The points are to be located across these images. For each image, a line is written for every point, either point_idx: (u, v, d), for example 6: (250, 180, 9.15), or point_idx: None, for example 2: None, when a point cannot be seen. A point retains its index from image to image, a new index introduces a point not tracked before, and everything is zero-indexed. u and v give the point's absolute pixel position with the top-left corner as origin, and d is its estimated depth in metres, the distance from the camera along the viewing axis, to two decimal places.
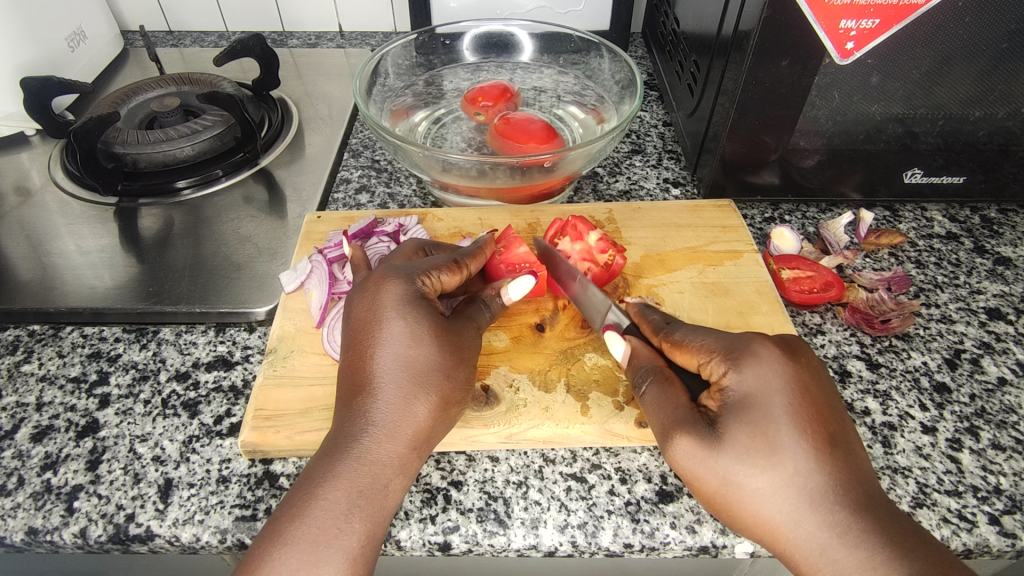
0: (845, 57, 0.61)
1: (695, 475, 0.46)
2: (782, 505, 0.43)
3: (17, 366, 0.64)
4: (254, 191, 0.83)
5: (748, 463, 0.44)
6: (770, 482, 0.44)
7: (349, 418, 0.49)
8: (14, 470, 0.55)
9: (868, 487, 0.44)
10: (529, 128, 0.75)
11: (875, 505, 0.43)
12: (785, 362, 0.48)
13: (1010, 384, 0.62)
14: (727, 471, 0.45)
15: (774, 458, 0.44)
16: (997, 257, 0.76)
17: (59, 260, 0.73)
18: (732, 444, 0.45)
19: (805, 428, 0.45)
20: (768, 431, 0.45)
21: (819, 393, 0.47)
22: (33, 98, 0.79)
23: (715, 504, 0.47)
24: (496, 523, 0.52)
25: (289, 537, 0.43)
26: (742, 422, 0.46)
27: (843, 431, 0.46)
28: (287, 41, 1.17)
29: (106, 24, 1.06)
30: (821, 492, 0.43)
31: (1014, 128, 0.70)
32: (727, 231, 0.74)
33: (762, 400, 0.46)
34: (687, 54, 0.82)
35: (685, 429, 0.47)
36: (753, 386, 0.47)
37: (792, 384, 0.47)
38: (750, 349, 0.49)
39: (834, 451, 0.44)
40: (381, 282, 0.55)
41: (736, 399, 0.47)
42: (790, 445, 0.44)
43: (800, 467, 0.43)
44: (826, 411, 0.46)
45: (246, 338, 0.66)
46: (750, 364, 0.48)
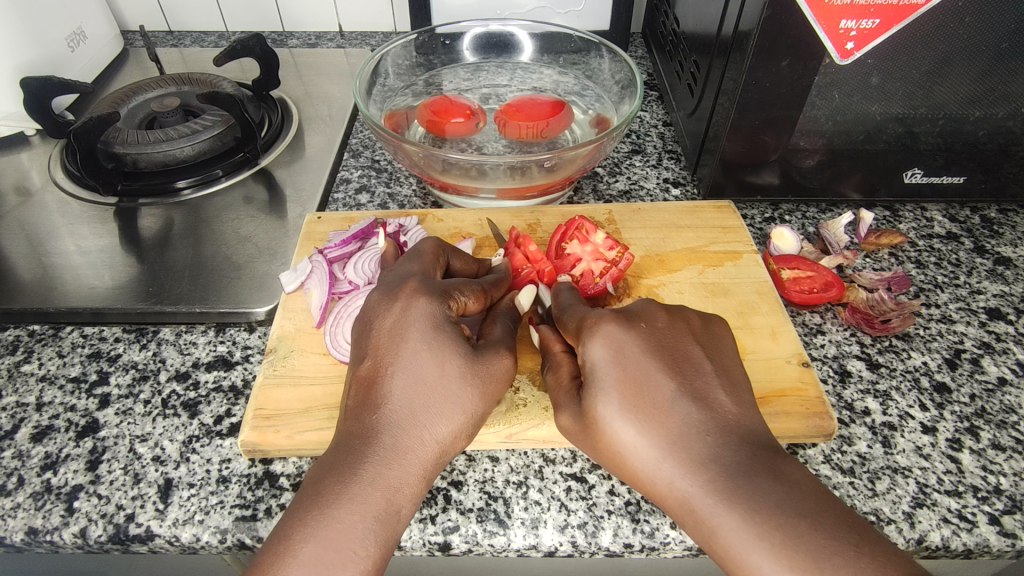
0: (845, 57, 0.61)
1: (577, 435, 0.49)
2: (648, 456, 0.45)
3: (17, 366, 0.64)
4: (255, 191, 0.83)
5: (618, 415, 0.46)
6: (632, 431, 0.46)
7: (359, 433, 0.49)
8: (14, 470, 0.55)
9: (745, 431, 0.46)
10: (537, 99, 0.81)
11: (749, 449, 0.44)
12: (632, 325, 0.50)
13: (1010, 384, 0.62)
14: (602, 425, 0.47)
15: (645, 406, 0.46)
16: (997, 257, 0.76)
17: (59, 260, 0.73)
18: (603, 403, 0.47)
19: (670, 380, 0.47)
20: (639, 386, 0.47)
21: (668, 348, 0.49)
22: (33, 98, 0.79)
23: (602, 461, 0.49)
24: (496, 523, 0.52)
25: (300, 556, 0.43)
26: (604, 382, 0.48)
27: (705, 379, 0.48)
28: (287, 41, 1.17)
29: (106, 24, 1.06)
30: (691, 439, 0.45)
31: (1014, 128, 0.70)
32: (727, 231, 0.74)
33: (619, 361, 0.48)
34: (687, 54, 0.82)
35: (563, 404, 0.51)
36: (603, 350, 0.49)
37: (641, 342, 0.49)
38: (593, 323, 0.51)
39: (695, 396, 0.46)
40: (409, 295, 0.54)
41: (593, 365, 0.49)
42: (657, 397, 0.46)
43: (669, 419, 0.45)
44: (683, 364, 0.48)
45: (246, 338, 0.66)
46: (596, 331, 0.50)
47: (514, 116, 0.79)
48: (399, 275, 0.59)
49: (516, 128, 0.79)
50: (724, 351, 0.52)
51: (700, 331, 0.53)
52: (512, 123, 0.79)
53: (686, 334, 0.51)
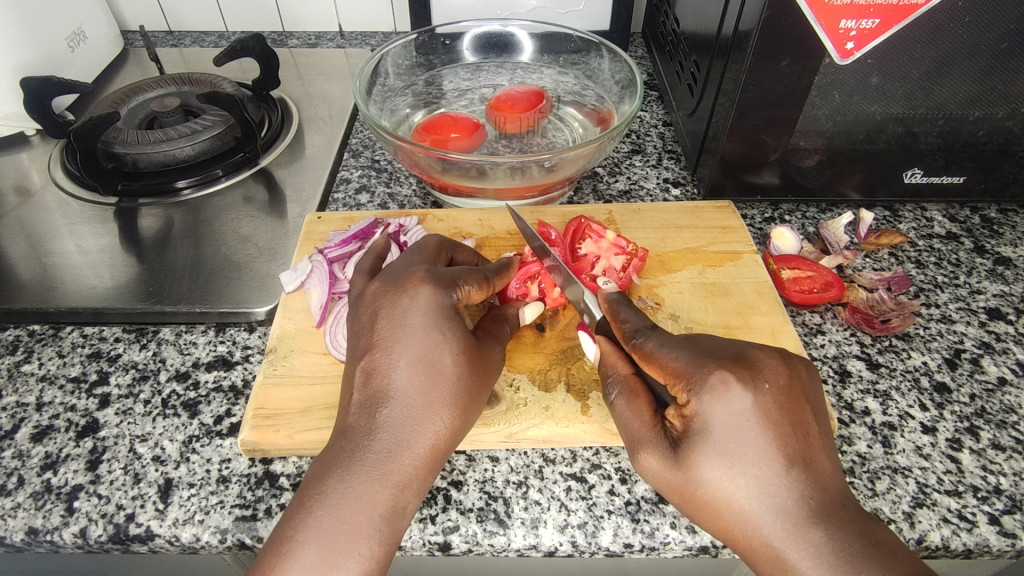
0: (845, 57, 0.61)
1: (668, 484, 0.46)
2: (748, 519, 0.42)
3: (17, 366, 0.64)
4: (254, 191, 0.83)
5: (721, 478, 0.43)
6: (730, 495, 0.42)
7: (360, 428, 0.48)
8: (14, 470, 0.55)
9: (839, 494, 0.42)
10: (517, 89, 0.84)
11: (846, 517, 0.41)
12: (755, 384, 0.44)
13: (1010, 384, 0.62)
14: (696, 485, 0.44)
15: (742, 474, 0.42)
16: (997, 256, 0.76)
17: (59, 260, 0.73)
18: (699, 461, 0.43)
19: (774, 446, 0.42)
20: (740, 449, 0.42)
21: (789, 407, 0.43)
22: (33, 97, 0.79)
23: (692, 513, 0.46)
24: (496, 523, 0.52)
25: (297, 562, 0.41)
26: (706, 444, 0.43)
27: (812, 441, 0.43)
28: (287, 41, 1.17)
29: (106, 24, 1.06)
30: (790, 504, 0.41)
31: (1014, 128, 0.70)
32: (727, 231, 0.74)
33: (729, 427, 0.43)
34: (687, 54, 0.82)
35: (648, 445, 0.47)
36: (715, 409, 0.43)
37: (763, 405, 0.43)
38: (706, 373, 0.45)
39: (794, 460, 0.42)
40: (414, 284, 0.54)
41: (703, 421, 0.44)
42: (758, 461, 0.42)
43: (769, 482, 0.42)
44: (800, 426, 0.43)
45: (246, 338, 0.66)
46: (713, 386, 0.44)
47: (512, 110, 0.81)
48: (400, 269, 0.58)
49: (517, 119, 0.82)
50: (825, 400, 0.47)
51: (809, 385, 0.47)
52: (513, 116, 0.81)
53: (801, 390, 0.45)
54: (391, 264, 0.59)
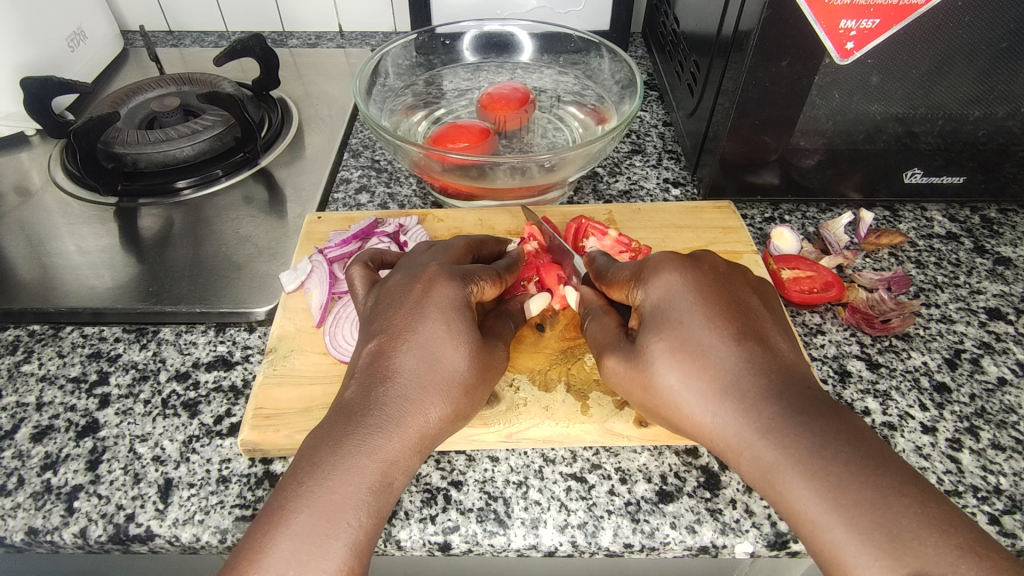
0: (845, 57, 0.61)
1: (627, 381, 0.52)
2: (701, 398, 0.47)
3: (17, 366, 0.64)
4: (254, 191, 0.83)
5: (670, 359, 0.49)
6: (690, 378, 0.48)
7: (358, 405, 0.49)
8: (14, 470, 0.55)
9: (789, 373, 0.47)
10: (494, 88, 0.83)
11: (799, 391, 0.46)
12: (694, 271, 0.52)
13: (1010, 384, 0.62)
14: (651, 372, 0.49)
15: (694, 357, 0.48)
16: (997, 257, 0.76)
17: (59, 260, 0.73)
18: (654, 343, 0.50)
19: (722, 323, 0.49)
20: (693, 334, 0.49)
21: (727, 291, 0.52)
22: (33, 97, 0.79)
23: (655, 412, 0.51)
24: (496, 523, 0.52)
25: (289, 527, 0.42)
26: (657, 325, 0.50)
27: (760, 327, 0.50)
28: (287, 41, 1.17)
29: (106, 24, 1.06)
30: (739, 379, 0.47)
31: (1014, 128, 0.70)
32: (727, 231, 0.74)
33: (672, 305, 0.51)
34: (688, 54, 0.82)
35: (613, 349, 0.54)
36: (659, 291, 0.52)
37: (701, 284, 0.52)
38: (650, 266, 0.54)
39: (747, 340, 0.48)
40: (430, 278, 0.55)
41: (649, 305, 0.52)
42: (710, 340, 0.48)
43: (719, 362, 0.47)
44: (740, 311, 0.50)
45: (246, 339, 0.66)
46: (655, 275, 0.53)
47: (506, 108, 0.80)
48: (416, 263, 0.59)
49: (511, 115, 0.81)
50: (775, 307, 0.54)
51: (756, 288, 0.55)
52: (512, 112, 0.80)
53: (741, 283, 0.54)
54: (410, 260, 0.60)
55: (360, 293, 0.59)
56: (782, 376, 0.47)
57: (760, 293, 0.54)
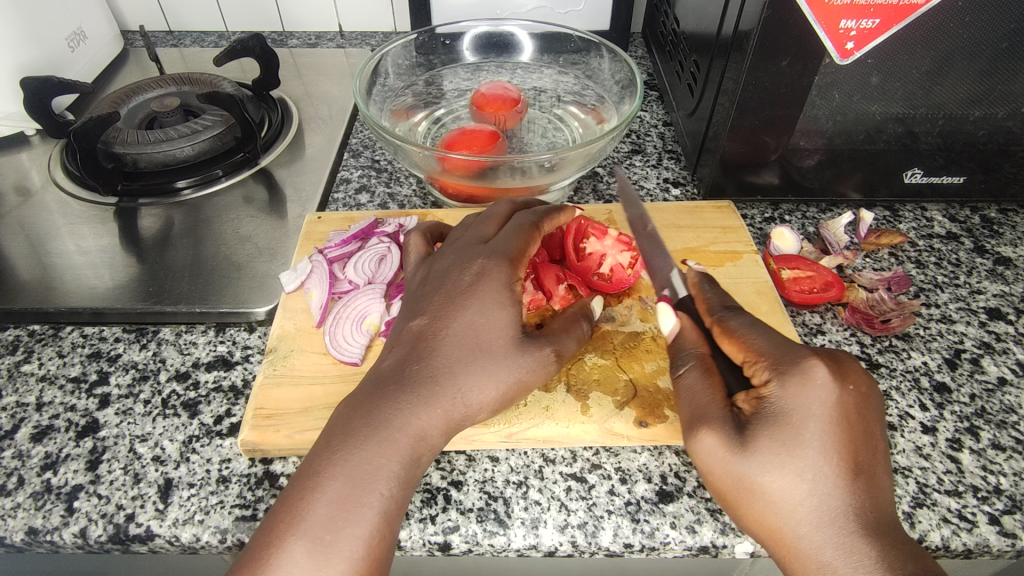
0: (845, 57, 0.61)
1: (707, 468, 0.46)
2: (794, 514, 0.43)
3: (17, 366, 0.64)
4: (254, 191, 0.83)
5: (767, 466, 0.44)
6: (784, 489, 0.43)
7: (401, 377, 0.49)
8: (14, 470, 0.55)
9: (890, 513, 0.43)
10: (481, 88, 0.82)
11: (891, 533, 0.42)
12: (838, 384, 0.45)
13: (1010, 384, 0.62)
14: (744, 472, 0.44)
15: (796, 469, 0.43)
16: (997, 256, 0.76)
17: (59, 260, 0.73)
18: (756, 453, 0.44)
19: (840, 449, 0.43)
20: (796, 443, 0.44)
21: (863, 421, 0.45)
22: (33, 97, 0.79)
23: (723, 498, 0.47)
24: (496, 523, 0.52)
25: (323, 494, 0.44)
26: (767, 431, 0.44)
27: (878, 456, 0.44)
28: (287, 41, 1.17)
29: (106, 24, 1.06)
30: (839, 509, 0.43)
31: (1014, 128, 0.70)
32: (727, 231, 0.74)
33: (799, 418, 0.44)
34: (687, 54, 0.82)
35: (704, 427, 0.46)
36: (788, 399, 0.45)
37: (841, 404, 0.44)
38: (792, 365, 0.46)
39: (865, 474, 0.43)
40: (480, 262, 0.56)
41: (767, 409, 0.45)
42: (817, 459, 0.43)
43: (820, 481, 0.43)
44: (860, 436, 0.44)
45: (246, 338, 0.66)
46: (795, 379, 0.45)
47: (504, 107, 0.80)
48: (473, 240, 0.59)
49: (509, 113, 0.81)
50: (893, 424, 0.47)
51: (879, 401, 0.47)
52: (510, 111, 0.80)
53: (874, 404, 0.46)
54: (464, 236, 0.61)
55: (412, 263, 0.61)
56: (882, 515, 0.43)
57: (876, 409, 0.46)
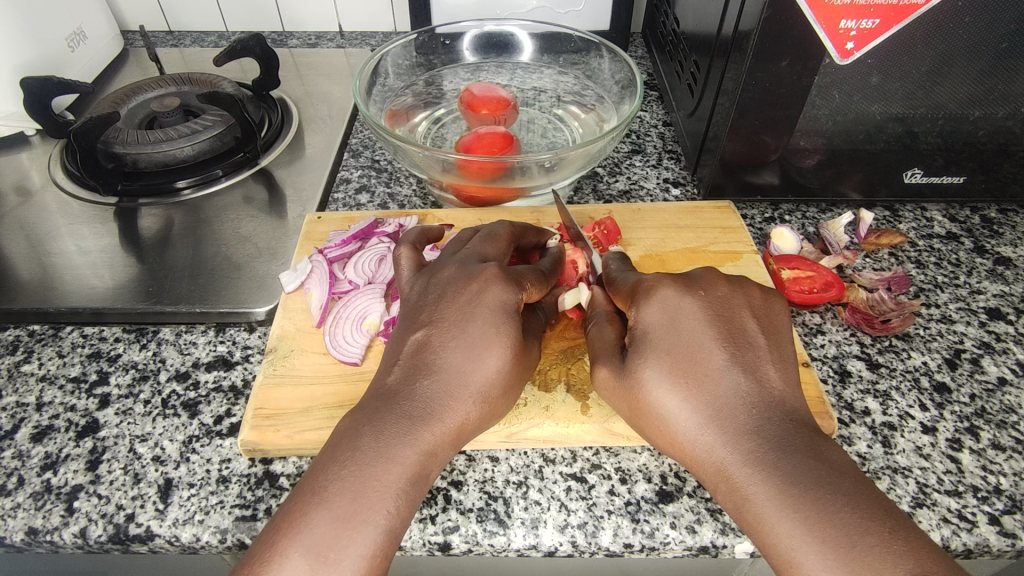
0: (845, 57, 0.61)
1: (616, 396, 0.50)
2: (689, 424, 0.46)
3: (17, 366, 0.64)
4: (255, 191, 0.83)
5: (658, 381, 0.47)
6: (678, 400, 0.47)
7: (402, 394, 0.49)
8: (14, 470, 0.55)
9: (779, 404, 0.46)
10: (468, 90, 0.82)
11: (780, 418, 0.45)
12: (692, 293, 0.51)
13: (1010, 384, 0.62)
14: (640, 390, 0.48)
15: (685, 377, 0.47)
16: (997, 257, 0.76)
17: (59, 260, 0.73)
18: (644, 368, 0.48)
19: (717, 351, 0.47)
20: (685, 358, 0.47)
21: (727, 317, 0.50)
22: (33, 97, 0.79)
23: (638, 426, 0.50)
24: (496, 523, 0.52)
25: (326, 509, 0.42)
26: (650, 347, 0.49)
27: (761, 354, 0.48)
28: (287, 41, 1.17)
29: (107, 24, 1.06)
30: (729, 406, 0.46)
31: (1014, 128, 0.70)
32: (727, 231, 0.74)
33: (672, 328, 0.49)
34: (687, 54, 0.82)
35: (605, 360, 0.52)
36: (656, 313, 0.50)
37: (702, 310, 0.50)
38: (651, 287, 0.52)
39: (746, 370, 0.47)
40: (487, 278, 0.54)
41: (645, 326, 0.50)
42: (702, 366, 0.47)
43: (708, 382, 0.46)
44: (739, 335, 0.49)
45: (246, 338, 0.66)
46: (653, 296, 0.51)
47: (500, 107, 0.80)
48: (473, 256, 0.59)
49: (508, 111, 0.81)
50: (783, 330, 0.52)
51: (763, 308, 0.52)
52: (506, 111, 0.80)
53: (744, 306, 0.51)
54: (462, 250, 0.60)
55: (405, 275, 0.60)
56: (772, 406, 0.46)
57: (760, 318, 0.51)
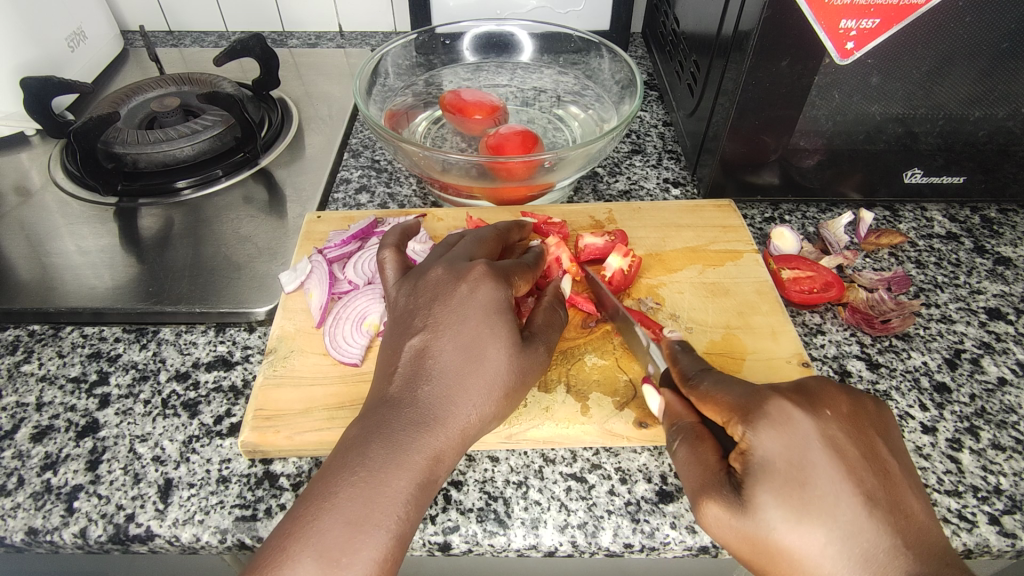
0: (845, 57, 0.61)
1: (730, 534, 0.43)
2: (834, 572, 0.40)
3: (17, 366, 0.64)
4: (254, 191, 0.83)
5: (787, 523, 0.41)
6: (816, 544, 0.40)
7: (405, 400, 0.49)
8: (14, 470, 0.55)
9: (921, 537, 0.41)
10: (461, 92, 0.82)
11: (930, 559, 0.40)
12: (819, 414, 0.45)
13: (1010, 384, 0.62)
14: (767, 532, 0.41)
15: (815, 513, 0.41)
16: (997, 257, 0.76)
17: (59, 260, 0.73)
18: (769, 503, 0.42)
19: (848, 481, 0.42)
20: (816, 492, 0.41)
21: (851, 438, 0.44)
22: (33, 97, 0.79)
23: (756, 564, 0.43)
24: (496, 523, 0.52)
25: (336, 513, 0.42)
26: (773, 481, 0.42)
27: (894, 479, 0.43)
28: (287, 41, 1.17)
29: (106, 24, 1.06)
30: (877, 548, 0.40)
31: (1014, 128, 0.70)
32: (727, 231, 0.74)
33: (798, 461, 0.42)
34: (688, 54, 0.82)
35: (712, 493, 0.44)
36: (777, 443, 0.43)
37: (828, 434, 0.44)
38: (766, 406, 0.45)
39: (884, 503, 0.41)
40: (477, 278, 0.55)
41: (764, 456, 0.43)
42: (832, 498, 0.41)
43: (849, 524, 0.40)
44: (872, 459, 0.43)
45: (246, 338, 0.66)
46: (773, 418, 0.44)
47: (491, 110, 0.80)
48: (460, 257, 0.59)
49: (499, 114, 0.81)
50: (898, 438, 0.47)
51: (877, 419, 0.47)
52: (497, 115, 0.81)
53: (865, 421, 0.46)
54: (448, 252, 0.60)
55: (392, 279, 0.60)
56: (921, 546, 0.40)
57: (879, 431, 0.46)
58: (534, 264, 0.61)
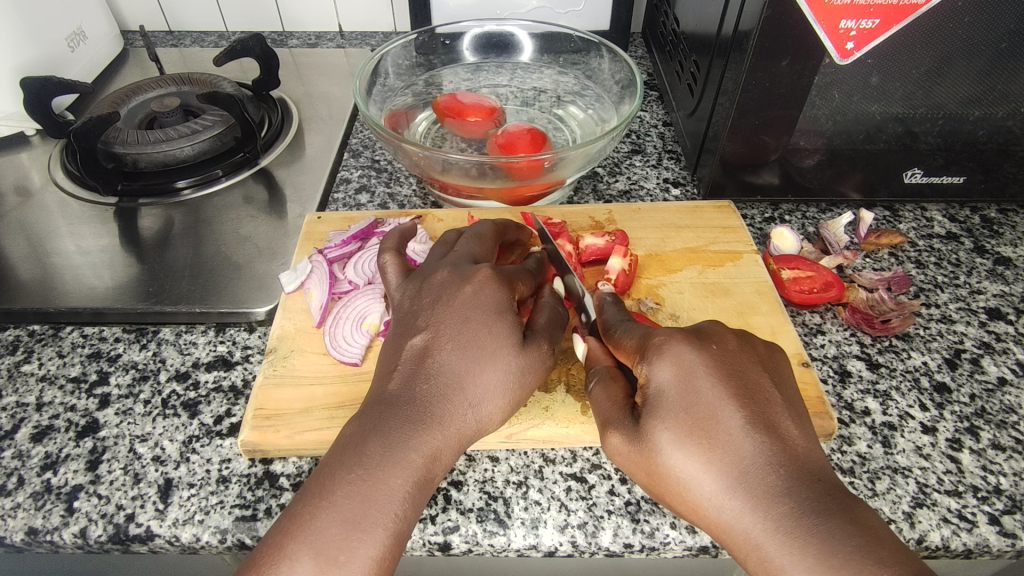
0: (845, 57, 0.61)
1: (632, 461, 0.46)
2: (713, 490, 0.42)
3: (17, 366, 0.64)
4: (254, 191, 0.83)
5: (672, 446, 0.44)
6: (701, 467, 0.43)
7: (404, 399, 0.49)
8: (14, 470, 0.55)
9: (801, 461, 0.43)
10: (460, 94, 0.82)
11: (807, 478, 0.42)
12: (705, 347, 0.47)
13: (1010, 384, 0.62)
14: (657, 456, 0.44)
15: (701, 440, 0.43)
16: (997, 256, 0.76)
17: (59, 260, 0.73)
18: (660, 429, 0.44)
19: (733, 409, 0.44)
20: (700, 418, 0.44)
21: (739, 371, 0.46)
22: (33, 97, 0.79)
23: (658, 492, 0.46)
24: (496, 523, 0.52)
25: (333, 512, 0.42)
26: (663, 409, 0.45)
27: (776, 407, 0.45)
28: (287, 41, 1.17)
29: (106, 24, 1.06)
30: (754, 468, 0.42)
31: (1014, 128, 0.70)
32: (727, 231, 0.74)
33: (687, 389, 0.45)
34: (687, 54, 0.82)
35: (616, 423, 0.47)
36: (668, 374, 0.46)
37: (715, 365, 0.46)
38: (659, 341, 0.48)
39: (766, 428, 0.43)
40: (480, 280, 0.55)
41: (657, 386, 0.46)
42: (717, 425, 0.43)
43: (733, 447, 0.43)
44: (758, 390, 0.45)
45: (246, 339, 0.66)
46: (664, 352, 0.47)
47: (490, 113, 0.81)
48: (464, 259, 0.59)
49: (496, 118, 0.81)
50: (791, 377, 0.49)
51: (769, 357, 0.49)
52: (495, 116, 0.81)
53: (756, 358, 0.48)
54: (450, 254, 0.60)
55: (393, 281, 0.60)
56: (799, 467, 0.42)
57: (771, 367, 0.48)
58: (534, 269, 0.62)
